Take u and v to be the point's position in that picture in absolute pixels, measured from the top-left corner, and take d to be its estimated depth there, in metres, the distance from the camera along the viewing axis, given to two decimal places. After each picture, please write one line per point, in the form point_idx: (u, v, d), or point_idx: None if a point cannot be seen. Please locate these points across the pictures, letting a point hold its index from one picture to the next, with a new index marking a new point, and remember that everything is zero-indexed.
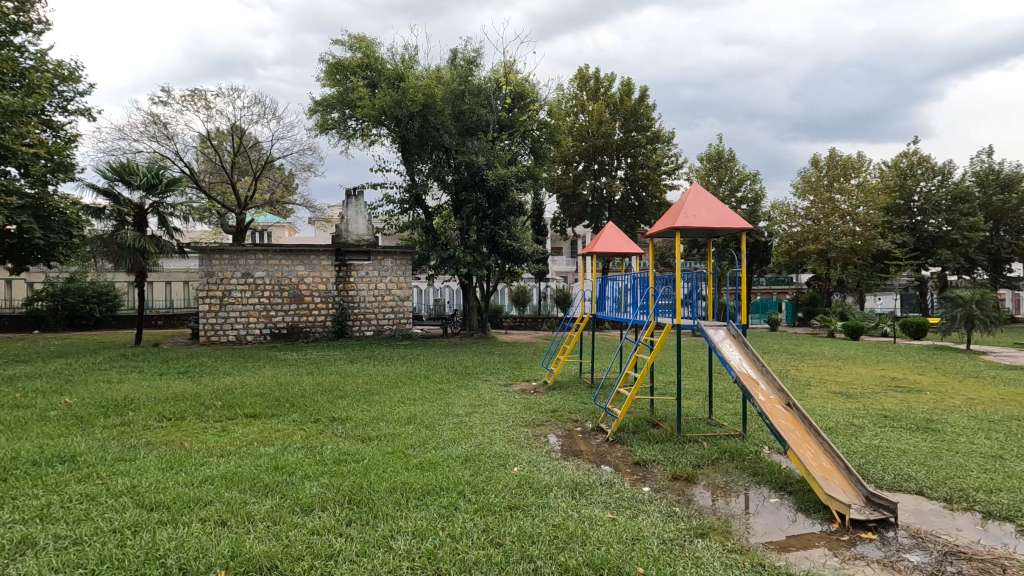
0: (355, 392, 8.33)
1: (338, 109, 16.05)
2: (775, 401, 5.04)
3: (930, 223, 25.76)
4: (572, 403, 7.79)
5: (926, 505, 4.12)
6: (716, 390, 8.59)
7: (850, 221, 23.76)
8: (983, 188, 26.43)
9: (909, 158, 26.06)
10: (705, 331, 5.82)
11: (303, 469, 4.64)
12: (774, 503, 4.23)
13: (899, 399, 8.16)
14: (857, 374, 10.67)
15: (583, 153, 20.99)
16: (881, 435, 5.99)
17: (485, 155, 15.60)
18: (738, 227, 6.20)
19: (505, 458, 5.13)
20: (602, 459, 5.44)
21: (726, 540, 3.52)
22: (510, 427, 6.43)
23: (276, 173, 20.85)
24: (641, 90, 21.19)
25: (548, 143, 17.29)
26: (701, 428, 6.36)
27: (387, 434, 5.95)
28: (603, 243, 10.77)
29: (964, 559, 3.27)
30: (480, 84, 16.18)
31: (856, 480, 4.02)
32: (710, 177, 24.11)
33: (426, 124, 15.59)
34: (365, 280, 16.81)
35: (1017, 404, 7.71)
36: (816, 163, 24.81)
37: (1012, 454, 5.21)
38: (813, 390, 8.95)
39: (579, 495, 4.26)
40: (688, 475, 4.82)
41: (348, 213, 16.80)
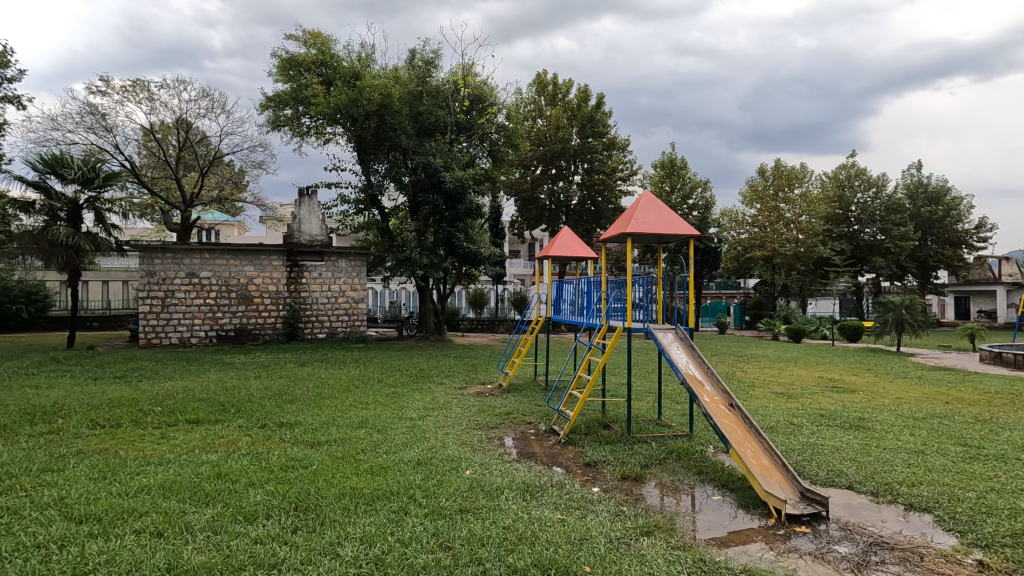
0: (306, 396, 8.13)
1: (290, 105, 15.70)
2: (720, 402, 5.22)
3: (866, 232, 27.30)
4: (526, 406, 7.86)
5: (855, 499, 4.37)
6: (666, 392, 8.82)
7: (794, 229, 24.88)
8: (913, 200, 28.19)
9: (848, 171, 27.52)
10: (655, 334, 5.97)
11: (248, 477, 4.50)
12: (717, 501, 4.40)
13: (834, 399, 8.63)
14: (799, 376, 11.21)
15: (541, 157, 21.21)
16: (818, 433, 6.33)
17: (443, 156, 15.52)
18: (687, 233, 6.40)
19: (457, 462, 5.11)
20: (555, 460, 5.51)
21: (670, 538, 3.63)
22: (463, 430, 6.44)
23: (225, 169, 20.10)
24: (598, 97, 21.57)
25: (505, 147, 17.35)
26: (651, 429, 6.51)
27: (337, 438, 5.85)
28: (558, 246, 10.89)
29: (887, 549, 3.49)
30: (438, 86, 16.10)
31: (792, 477, 4.22)
32: (663, 184, 24.77)
33: (383, 124, 15.41)
34: (318, 281, 16.43)
35: (940, 403, 8.29)
36: (762, 173, 25.84)
37: (933, 449, 5.59)
38: (757, 391, 9.32)
39: (530, 497, 4.31)
40: (636, 475, 4.95)
41: (300, 212, 16.42)
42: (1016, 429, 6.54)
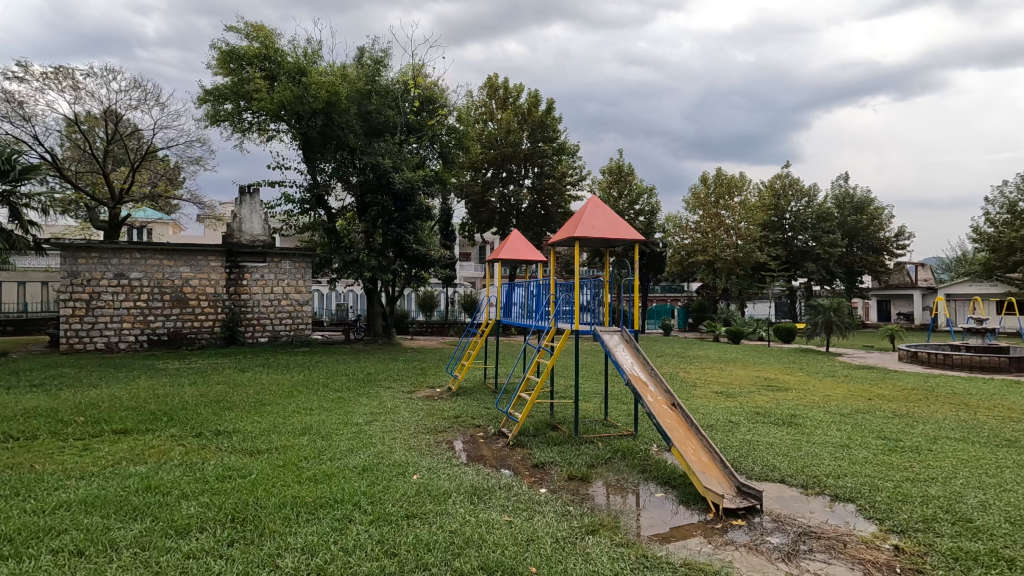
0: (245, 403, 7.79)
1: (231, 99, 15.05)
2: (662, 401, 5.38)
3: (799, 239, 28.86)
4: (475, 409, 7.84)
5: (787, 492, 4.61)
6: (613, 393, 9.02)
7: (733, 235, 25.95)
8: (841, 209, 30.01)
9: (783, 180, 28.96)
10: (601, 336, 6.11)
11: (181, 488, 4.28)
12: (659, 497, 4.53)
13: (769, 397, 9.08)
14: (737, 375, 11.71)
15: (492, 160, 21.25)
16: (754, 429, 6.63)
17: (392, 157, 15.24)
18: (632, 237, 6.58)
19: (404, 467, 5.03)
20: (503, 462, 5.54)
21: (614, 535, 3.71)
22: (411, 435, 6.36)
23: (158, 164, 19.06)
24: (548, 102, 21.82)
25: (456, 149, 17.27)
26: (597, 429, 6.64)
27: (278, 446, 5.64)
28: (508, 249, 10.93)
29: (814, 538, 3.70)
30: (388, 85, 15.85)
31: (730, 473, 4.41)
32: (611, 189, 25.32)
33: (330, 123, 15.04)
34: (260, 283, 15.84)
35: (863, 400, 8.87)
36: (705, 180, 26.88)
37: (857, 443, 5.97)
38: (698, 390, 9.66)
39: (477, 500, 4.30)
40: (583, 475, 5.04)
41: (241, 212, 15.80)
42: (930, 423, 7.06)
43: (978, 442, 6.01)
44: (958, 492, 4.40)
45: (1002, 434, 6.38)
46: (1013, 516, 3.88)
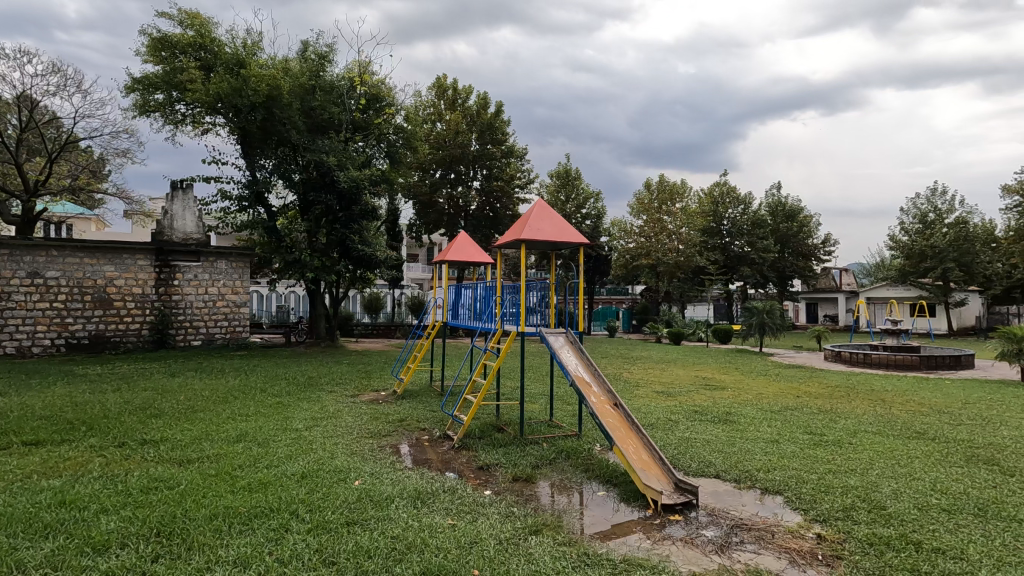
0: (175, 410, 7.39)
1: (163, 89, 14.24)
2: (605, 402, 5.49)
3: (736, 244, 30.25)
4: (421, 412, 7.75)
5: (721, 486, 4.82)
6: (558, 394, 9.14)
7: (675, 239, 26.83)
8: (774, 217, 31.65)
9: (720, 188, 30.24)
10: (546, 338, 6.18)
11: (99, 503, 3.99)
12: (602, 496, 4.63)
13: (707, 396, 9.45)
14: (677, 375, 12.13)
15: (440, 161, 21.12)
16: (691, 427, 6.88)
17: (337, 155, 14.84)
18: (577, 241, 6.69)
19: (345, 473, 4.91)
20: (448, 465, 5.50)
21: (557, 535, 3.76)
22: (354, 440, 6.21)
23: (80, 155, 17.78)
24: (497, 105, 21.89)
25: (403, 149, 17.05)
26: (542, 430, 6.72)
27: (211, 454, 5.37)
28: (455, 251, 10.88)
29: (745, 530, 3.88)
30: (333, 81, 15.44)
31: (668, 470, 4.56)
32: (558, 193, 25.67)
33: (270, 118, 14.41)
34: (193, 283, 15.06)
35: (792, 397, 9.39)
36: (648, 186, 27.71)
37: (786, 438, 6.30)
38: (641, 390, 9.92)
39: (421, 504, 4.25)
40: (528, 476, 5.07)
41: (173, 208, 14.97)
42: (851, 418, 7.56)
43: (891, 434, 6.49)
44: (874, 482, 4.72)
45: (913, 427, 6.91)
46: (921, 503, 4.20)
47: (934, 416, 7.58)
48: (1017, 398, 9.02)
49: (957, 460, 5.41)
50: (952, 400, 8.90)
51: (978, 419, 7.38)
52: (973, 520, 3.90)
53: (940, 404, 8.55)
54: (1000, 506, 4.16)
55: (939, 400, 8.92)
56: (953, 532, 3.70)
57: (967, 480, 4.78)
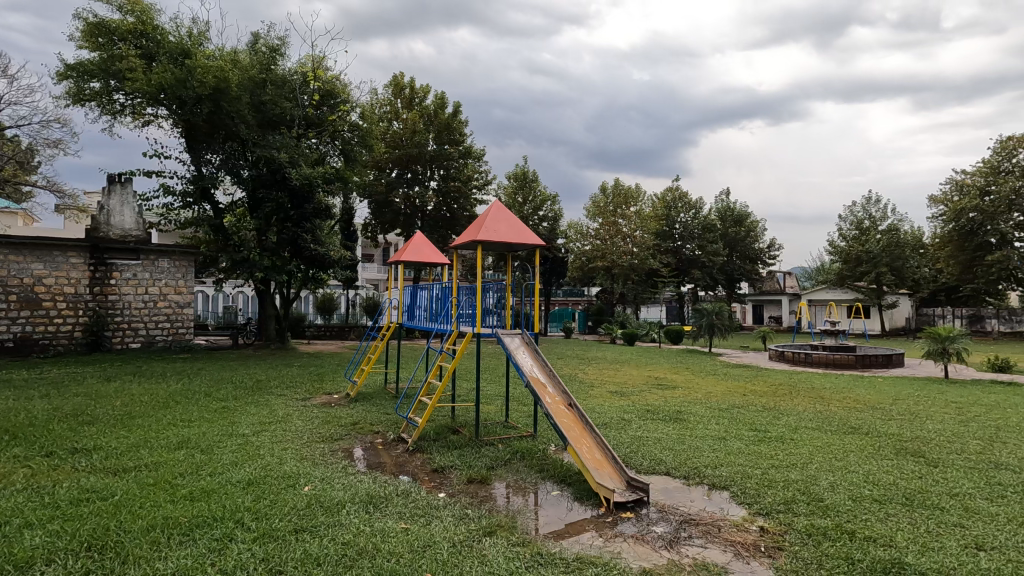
0: (110, 416, 6.98)
1: (99, 78, 13.45)
2: (560, 402, 5.54)
3: (687, 247, 31.15)
4: (375, 415, 7.60)
5: (671, 483, 4.94)
6: (514, 395, 9.17)
7: (630, 242, 27.38)
8: (723, 221, 32.76)
9: (673, 193, 31.10)
10: (502, 339, 6.18)
11: (23, 517, 3.73)
12: (555, 496, 4.67)
13: (658, 395, 9.69)
14: (631, 375, 12.39)
15: (396, 160, 20.85)
16: (643, 426, 7.03)
17: (289, 151, 14.40)
18: (533, 242, 6.74)
19: (295, 479, 4.77)
20: (402, 468, 5.42)
21: (511, 535, 3.77)
22: (304, 444, 6.04)
23: (6, 145, 16.59)
24: (455, 105, 21.79)
25: (359, 147, 16.72)
26: (497, 431, 6.72)
27: (149, 463, 5.10)
28: (412, 252, 10.74)
29: (694, 524, 3.99)
30: (285, 76, 14.99)
31: (620, 468, 4.64)
32: (516, 195, 25.77)
33: (217, 111, 13.83)
34: (132, 283, 14.31)
35: (739, 395, 9.74)
36: (604, 190, 28.20)
37: (733, 435, 6.53)
38: (595, 391, 10.06)
39: (373, 508, 4.17)
40: (483, 477, 5.06)
41: (110, 203, 14.17)
42: (792, 415, 7.90)
43: (829, 430, 6.84)
44: (813, 475, 4.95)
45: (849, 422, 7.29)
46: (856, 494, 4.44)
47: (868, 412, 8.03)
48: (942, 393, 9.66)
49: (888, 453, 5.74)
50: (884, 396, 9.45)
51: (907, 414, 7.85)
52: (901, 508, 4.15)
53: (872, 400, 9.06)
54: (925, 495, 4.45)
55: (872, 397, 9.46)
56: (885, 521, 3.91)
57: (897, 471, 5.09)
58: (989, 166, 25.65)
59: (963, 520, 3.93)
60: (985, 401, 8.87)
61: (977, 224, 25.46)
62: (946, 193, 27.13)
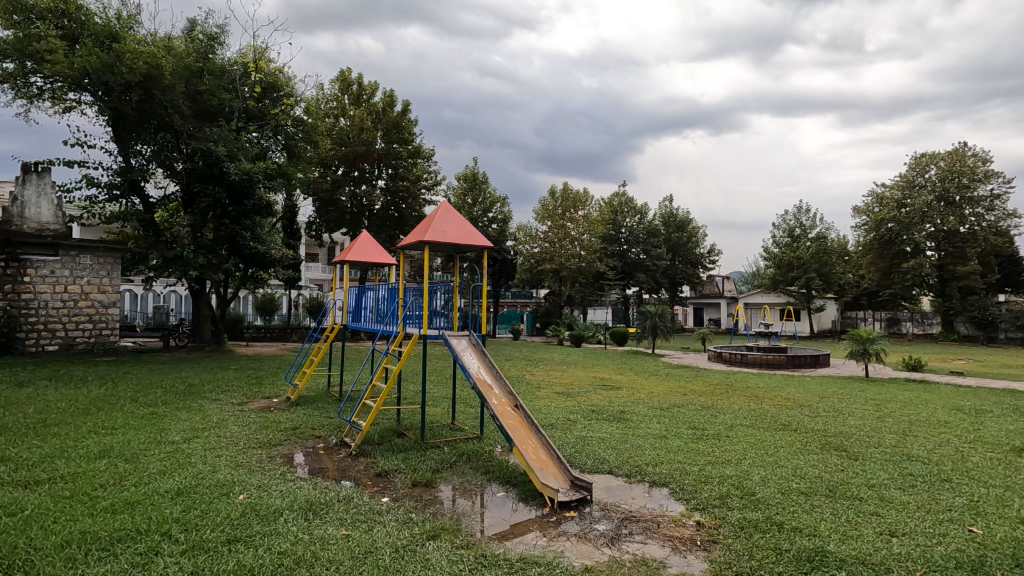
0: (22, 425, 6.44)
1: (14, 58, 12.43)
2: (506, 403, 5.57)
3: (633, 251, 31.97)
4: (317, 418, 7.38)
5: (614, 481, 5.06)
6: (460, 398, 9.12)
7: (577, 246, 27.83)
8: (667, 227, 33.83)
9: (619, 198, 31.88)
10: (449, 341, 6.14)
11: None
12: (501, 497, 4.69)
13: (603, 395, 9.89)
14: (577, 376, 12.59)
15: (342, 157, 20.37)
16: (588, 426, 7.17)
17: (228, 145, 13.76)
18: (481, 244, 6.73)
19: (229, 487, 4.56)
20: (344, 473, 5.29)
21: (455, 538, 3.75)
22: (240, 450, 5.79)
23: None
24: (404, 104, 21.49)
25: (303, 143, 16.22)
26: (444, 434, 6.67)
27: (65, 474, 4.74)
28: (358, 251, 10.50)
29: (635, 521, 4.10)
30: (224, 65, 14.33)
31: (564, 468, 4.71)
32: (465, 197, 25.72)
33: (149, 99, 13.05)
34: (50, 280, 13.30)
35: (680, 395, 10.08)
36: (553, 193, 28.54)
37: (673, 434, 6.75)
38: (541, 392, 10.17)
39: (313, 515, 4.05)
40: (427, 481, 5.01)
41: (25, 194, 13.15)
42: (728, 413, 8.26)
43: (762, 427, 7.19)
44: (746, 471, 5.19)
45: (780, 419, 7.69)
46: (784, 487, 4.69)
47: (797, 409, 8.50)
48: (862, 391, 10.36)
49: (815, 448, 6.09)
50: (811, 394, 10.03)
51: (832, 411, 8.36)
52: (824, 499, 4.42)
53: (801, 398, 9.59)
54: (846, 486, 4.76)
55: (802, 395, 10.01)
56: (810, 512, 4.14)
57: (822, 465, 5.41)
58: (905, 181, 27.77)
59: (879, 509, 4.23)
60: (900, 398, 9.56)
61: (894, 234, 27.41)
62: (868, 205, 29.13)
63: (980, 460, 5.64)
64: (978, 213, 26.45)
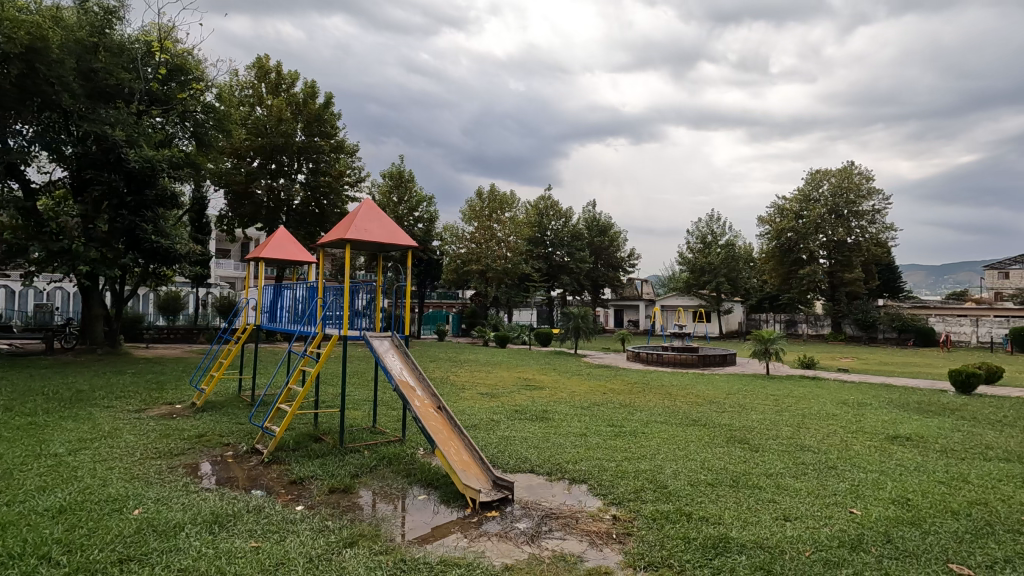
0: None
1: None
2: (429, 404, 5.50)
3: (557, 254, 32.66)
4: (226, 425, 6.94)
5: (534, 480, 5.13)
6: (382, 400, 8.91)
7: (503, 247, 28.00)
8: (590, 231, 34.86)
9: (545, 202, 32.49)
10: (370, 342, 5.98)
11: None
12: (422, 500, 4.62)
13: (526, 396, 10.01)
14: (501, 377, 12.67)
15: (258, 149, 19.30)
16: (510, 426, 7.23)
17: (126, 129, 12.61)
18: (406, 243, 6.61)
19: (123, 502, 4.18)
20: (255, 482, 5.00)
21: (374, 544, 3.65)
22: (136, 462, 5.32)
23: None
24: (327, 96, 20.68)
25: (214, 132, 15.21)
26: (364, 437, 6.48)
27: None
28: (273, 248, 9.96)
29: (554, 518, 4.18)
30: (123, 42, 13.12)
31: (486, 468, 4.73)
32: (391, 194, 25.18)
33: (32, 74, 11.71)
34: None
35: (600, 394, 10.39)
36: (480, 195, 28.57)
37: (593, 432, 6.95)
38: (465, 393, 10.14)
39: (218, 528, 3.80)
40: (345, 487, 4.84)
41: None
42: (644, 410, 8.63)
43: (675, 423, 7.56)
44: (659, 465, 5.45)
45: (690, 416, 8.14)
46: (693, 480, 4.97)
47: (707, 406, 9.04)
48: (763, 388, 11.17)
49: (721, 441, 6.50)
50: (719, 391, 10.68)
51: (736, 407, 8.97)
52: (729, 490, 4.73)
53: (710, 395, 10.22)
54: (747, 476, 5.12)
55: (711, 392, 10.65)
56: (716, 502, 4.41)
57: (727, 457, 5.79)
58: (803, 195, 30.33)
59: (775, 496, 4.58)
60: (796, 394, 10.42)
61: (793, 243, 30.02)
62: (771, 215, 31.48)
63: (861, 448, 6.26)
64: (863, 225, 29.36)
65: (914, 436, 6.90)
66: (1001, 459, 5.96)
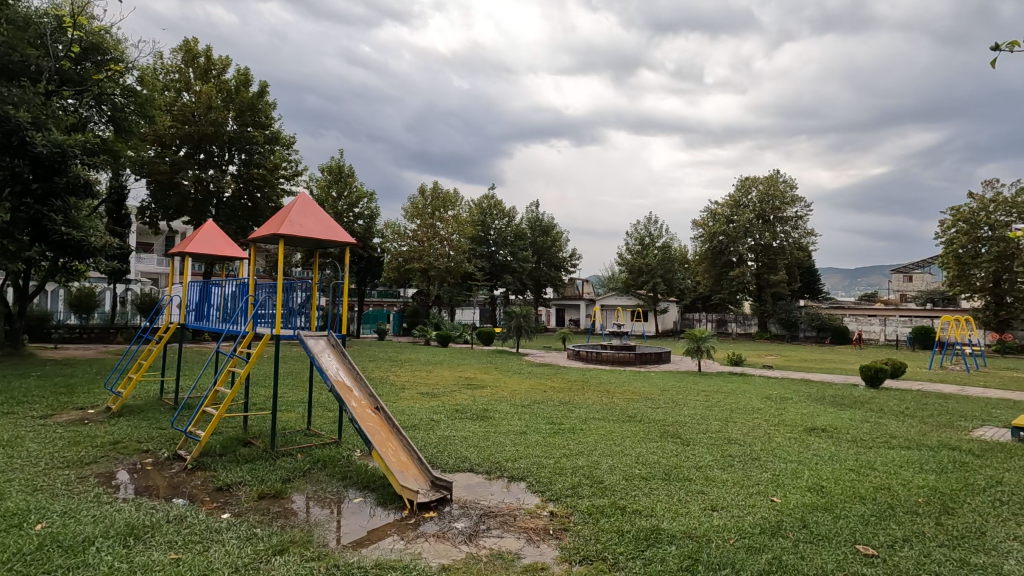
0: None
1: None
2: (366, 405, 5.36)
3: (500, 253, 32.75)
4: (145, 430, 6.51)
5: (473, 479, 5.12)
6: (318, 401, 8.63)
7: (446, 245, 27.75)
8: (533, 231, 35.20)
9: (488, 201, 32.53)
10: (305, 342, 5.77)
11: None
12: (358, 503, 4.51)
13: (467, 395, 9.98)
14: (442, 376, 12.57)
15: (185, 137, 18.23)
16: (451, 425, 7.18)
17: (32, 110, 11.57)
18: (343, 240, 6.41)
19: (23, 516, 3.83)
20: (177, 491, 4.71)
21: (305, 550, 3.53)
22: (40, 472, 4.90)
23: None
24: (261, 85, 19.79)
25: (134, 117, 14.24)
26: (297, 440, 6.26)
27: None
28: (201, 242, 9.43)
29: (493, 516, 4.19)
30: (28, 14, 12.02)
31: (425, 469, 4.67)
32: (329, 189, 24.42)
33: None
34: None
35: (541, 393, 10.49)
36: (422, 192, 28.22)
37: (532, 430, 7.02)
38: (405, 392, 9.98)
39: (134, 541, 3.56)
40: (276, 492, 4.65)
41: None
42: (583, 408, 8.80)
43: (612, 420, 7.76)
44: (596, 461, 5.57)
45: (627, 412, 8.38)
46: (628, 474, 5.12)
47: (643, 402, 9.35)
48: (695, 385, 11.68)
49: (655, 436, 6.73)
50: (654, 388, 11.07)
51: (670, 403, 9.31)
52: (661, 482, 4.91)
53: (646, 392, 10.57)
54: (679, 469, 5.33)
55: (647, 389, 11.01)
56: (648, 495, 4.56)
57: (660, 451, 6.01)
58: (733, 201, 31.91)
59: (704, 487, 4.79)
60: (725, 390, 10.95)
61: (724, 246, 31.49)
62: (704, 219, 32.92)
63: (782, 440, 6.65)
64: (786, 231, 31.24)
65: (829, 428, 7.40)
66: (903, 447, 6.50)
